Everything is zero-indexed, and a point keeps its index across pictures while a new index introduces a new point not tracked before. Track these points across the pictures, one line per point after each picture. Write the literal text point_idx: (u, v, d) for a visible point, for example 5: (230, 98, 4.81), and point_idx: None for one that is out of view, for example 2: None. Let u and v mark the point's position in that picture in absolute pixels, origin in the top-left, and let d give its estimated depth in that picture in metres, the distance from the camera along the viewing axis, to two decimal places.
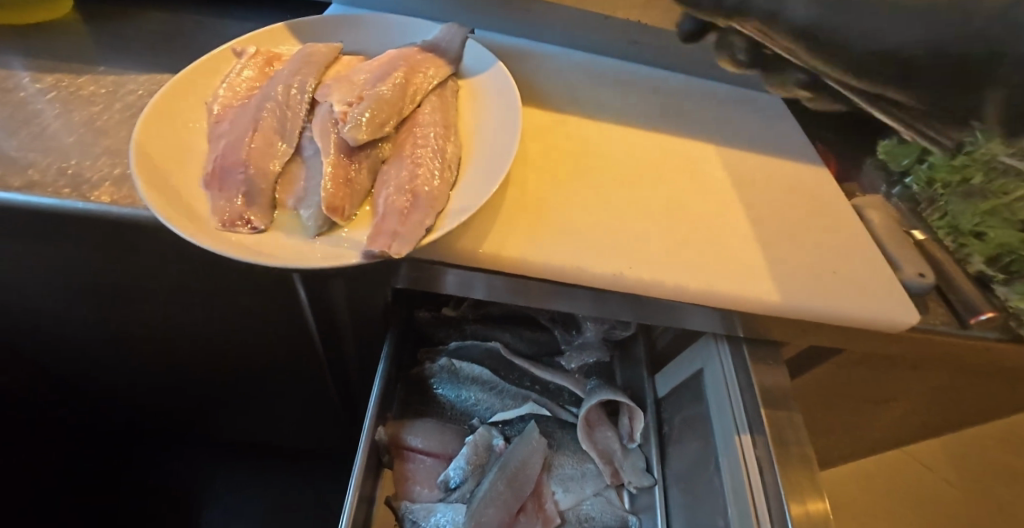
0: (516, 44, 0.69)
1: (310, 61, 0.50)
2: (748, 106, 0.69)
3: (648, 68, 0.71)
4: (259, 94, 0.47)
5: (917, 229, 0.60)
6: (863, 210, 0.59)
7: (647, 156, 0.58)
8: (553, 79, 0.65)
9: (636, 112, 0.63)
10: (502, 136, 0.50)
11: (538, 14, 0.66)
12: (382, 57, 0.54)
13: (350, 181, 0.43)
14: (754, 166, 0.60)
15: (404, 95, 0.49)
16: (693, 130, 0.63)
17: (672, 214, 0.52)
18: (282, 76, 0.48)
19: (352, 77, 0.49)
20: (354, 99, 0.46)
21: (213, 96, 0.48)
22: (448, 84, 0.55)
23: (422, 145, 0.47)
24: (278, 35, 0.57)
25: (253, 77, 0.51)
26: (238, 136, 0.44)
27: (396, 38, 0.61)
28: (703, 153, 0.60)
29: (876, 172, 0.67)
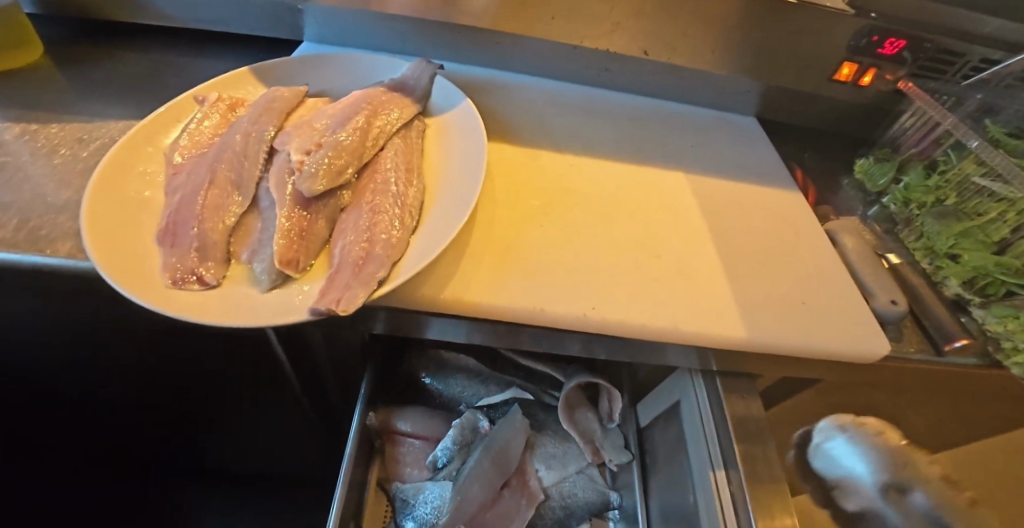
0: (489, 75, 0.69)
1: (271, 110, 0.51)
2: (718, 129, 0.69)
3: (622, 95, 0.71)
4: (218, 143, 0.48)
5: (892, 252, 0.60)
6: (837, 235, 0.59)
7: (617, 187, 0.57)
8: (523, 110, 0.64)
9: (607, 141, 0.63)
10: (467, 176, 0.50)
11: (508, 45, 0.67)
12: (347, 98, 0.54)
13: (308, 234, 0.43)
14: (726, 195, 0.60)
15: (366, 140, 0.49)
16: (665, 158, 0.62)
17: (642, 250, 0.52)
18: (241, 125, 0.49)
19: (314, 123, 0.50)
20: (313, 146, 0.46)
21: (172, 145, 0.49)
22: (413, 124, 0.55)
23: (381, 190, 0.47)
24: (246, 80, 0.58)
25: (215, 126, 0.52)
26: (193, 188, 0.44)
27: (362, 79, 0.61)
28: (677, 184, 0.59)
29: (853, 193, 0.68)
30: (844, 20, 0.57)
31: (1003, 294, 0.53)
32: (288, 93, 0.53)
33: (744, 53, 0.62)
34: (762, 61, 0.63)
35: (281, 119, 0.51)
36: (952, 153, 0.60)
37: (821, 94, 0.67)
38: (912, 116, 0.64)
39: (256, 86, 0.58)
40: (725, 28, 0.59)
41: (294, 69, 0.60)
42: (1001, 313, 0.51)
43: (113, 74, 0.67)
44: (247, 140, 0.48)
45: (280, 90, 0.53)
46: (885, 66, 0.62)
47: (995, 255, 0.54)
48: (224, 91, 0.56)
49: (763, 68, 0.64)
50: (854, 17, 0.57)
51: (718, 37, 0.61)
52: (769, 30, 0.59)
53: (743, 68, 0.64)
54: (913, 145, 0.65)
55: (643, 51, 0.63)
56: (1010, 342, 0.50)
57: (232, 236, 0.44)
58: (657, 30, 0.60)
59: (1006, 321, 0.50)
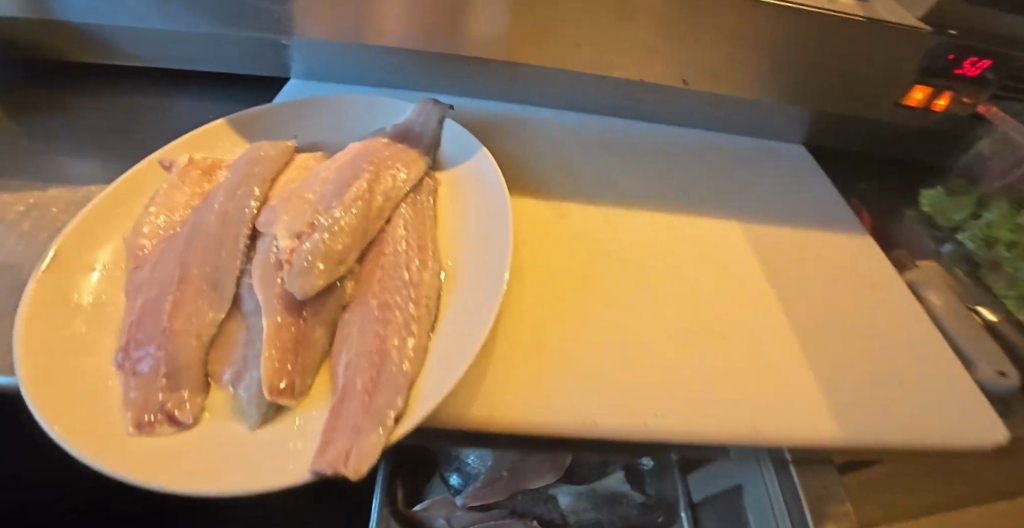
0: (504, 109, 0.61)
1: (251, 179, 0.43)
2: (766, 161, 0.61)
3: (656, 126, 0.62)
4: (189, 227, 0.40)
5: (984, 305, 0.52)
6: (920, 287, 0.51)
7: (661, 248, 0.49)
8: (544, 150, 0.56)
9: (645, 186, 0.55)
10: (487, 255, 0.43)
11: (526, 78, 0.59)
12: (342, 156, 0.46)
13: (303, 347, 0.35)
14: (787, 245, 0.52)
15: (368, 215, 0.41)
16: (713, 204, 0.54)
17: (699, 327, 0.44)
18: (215, 199, 0.41)
19: (305, 193, 0.42)
20: (304, 229, 0.38)
21: (133, 231, 0.41)
22: (423, 185, 0.47)
23: (389, 281, 0.39)
24: (221, 136, 0.49)
25: (185, 201, 0.43)
26: (158, 290, 0.36)
27: (358, 125, 0.53)
28: (728, 235, 0.52)
29: (918, 227, 0.60)
30: (917, 36, 0.50)
31: None
32: (273, 155, 0.45)
33: (796, 77, 0.55)
34: (816, 86, 0.56)
35: (266, 189, 0.43)
36: None
37: (879, 119, 0.59)
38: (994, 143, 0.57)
39: (235, 142, 0.50)
40: (776, 50, 0.53)
41: (279, 119, 0.52)
42: None
43: (72, 126, 0.59)
44: (222, 221, 0.40)
45: (263, 152, 0.45)
46: (961, 88, 0.54)
47: None
48: (198, 152, 0.48)
49: (817, 94, 0.57)
50: (932, 35, 0.50)
51: (768, 61, 0.54)
52: (826, 51, 0.52)
53: (795, 92, 0.57)
54: (996, 179, 0.58)
55: (684, 78, 0.56)
56: None
57: (210, 351, 0.36)
58: (697, 57, 0.54)
59: None
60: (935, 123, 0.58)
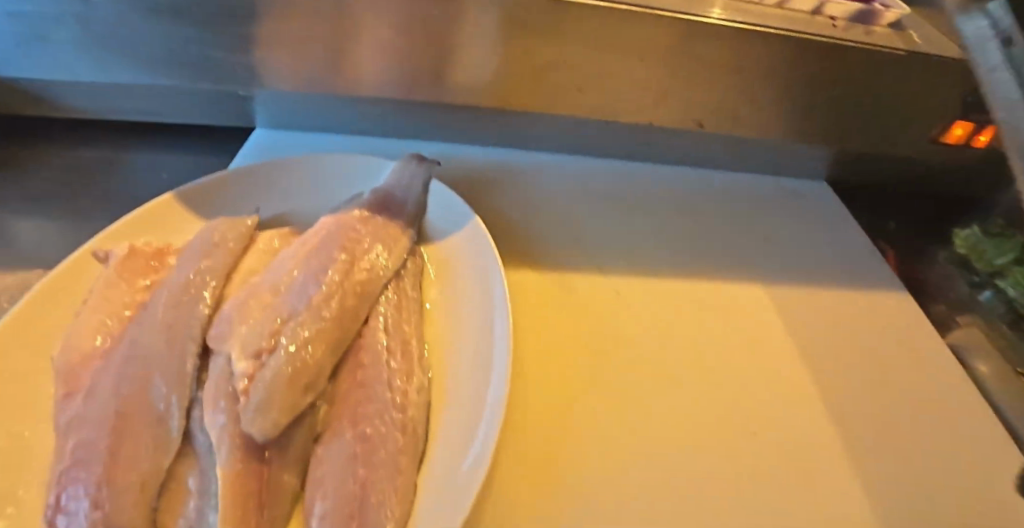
0: (498, 158, 0.56)
1: (204, 280, 0.39)
2: (785, 205, 0.55)
3: (664, 168, 0.57)
4: (125, 345, 0.36)
5: None
6: (967, 354, 0.47)
7: (678, 324, 0.44)
8: (536, 208, 0.51)
9: (656, 245, 0.50)
10: (483, 353, 0.37)
11: (520, 125, 0.54)
12: (312, 240, 0.42)
13: (270, 497, 0.30)
14: (815, 309, 0.47)
15: (342, 316, 0.36)
16: (732, 262, 0.49)
17: (728, 420, 0.39)
18: (158, 307, 0.37)
19: (266, 295, 0.37)
20: (265, 346, 0.34)
21: (64, 343, 0.37)
22: (408, 269, 0.42)
23: (369, 402, 0.34)
24: (169, 216, 0.45)
25: (124, 301, 0.40)
26: (92, 427, 0.32)
27: (329, 191, 0.48)
28: (753, 302, 0.47)
29: (955, 270, 0.52)
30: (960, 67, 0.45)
31: None
32: (229, 245, 0.42)
33: (821, 115, 0.50)
34: (843, 122, 0.50)
35: (219, 290, 0.39)
36: None
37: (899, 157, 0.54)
38: None
39: (185, 219, 0.45)
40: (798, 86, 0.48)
41: (236, 190, 0.47)
42: None
43: (9, 196, 0.52)
44: (169, 337, 0.35)
45: (217, 246, 0.41)
46: None
47: None
48: (144, 236, 0.44)
49: (844, 132, 0.51)
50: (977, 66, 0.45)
51: (789, 98, 0.49)
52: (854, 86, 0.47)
53: (819, 131, 0.51)
54: None
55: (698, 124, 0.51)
56: None
57: (157, 503, 0.31)
58: (712, 97, 0.48)
59: None
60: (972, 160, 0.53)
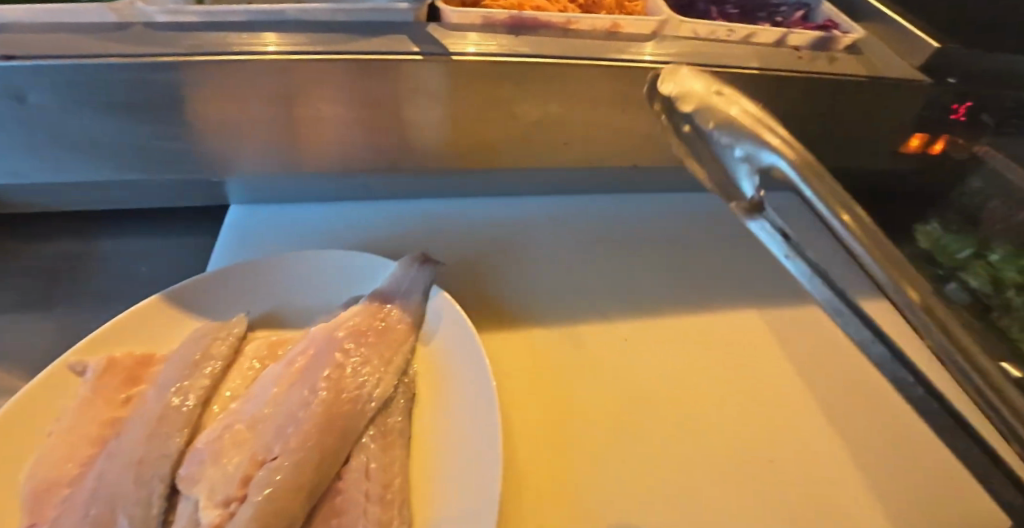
0: (487, 210, 0.59)
1: (183, 407, 0.41)
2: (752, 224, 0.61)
3: (636, 199, 0.62)
4: (92, 482, 0.37)
5: None
6: None
7: (676, 382, 0.47)
8: (527, 270, 0.54)
9: (644, 278, 0.55)
10: (466, 482, 0.38)
11: (504, 176, 0.57)
12: (299, 359, 0.44)
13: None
14: (795, 322, 0.53)
15: (322, 456, 0.38)
16: (716, 288, 0.55)
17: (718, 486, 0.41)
18: (134, 440, 0.39)
19: (243, 429, 0.40)
20: (234, 494, 0.37)
21: (33, 472, 0.37)
22: (401, 388, 0.44)
23: None
24: (162, 314, 0.46)
25: (104, 419, 0.41)
26: None
27: (312, 296, 0.49)
28: (748, 327, 0.52)
29: None
30: (918, 88, 0.50)
31: None
32: (212, 362, 0.43)
33: None
34: None
35: (195, 418, 0.41)
36: None
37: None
38: None
39: (175, 319, 0.46)
40: None
41: (215, 297, 0.48)
42: None
43: None
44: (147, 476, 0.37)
45: (202, 365, 0.43)
46: None
47: None
48: (131, 343, 0.44)
49: None
50: (930, 86, 0.50)
51: None
52: None
53: None
54: None
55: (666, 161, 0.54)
56: None
57: None
58: None
59: None
60: None
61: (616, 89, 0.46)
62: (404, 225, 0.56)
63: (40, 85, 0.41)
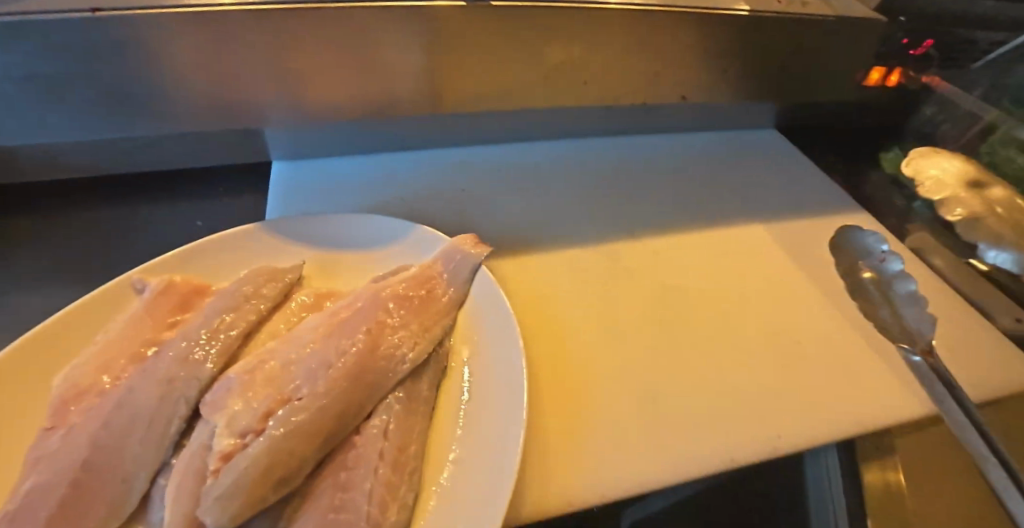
0: (511, 156, 0.65)
1: (221, 337, 0.38)
2: (747, 157, 0.69)
3: (645, 140, 0.69)
4: (121, 393, 0.36)
5: (974, 257, 0.58)
6: (924, 253, 0.59)
7: (709, 321, 0.50)
8: (544, 203, 0.60)
9: (661, 204, 0.61)
10: (487, 461, 0.34)
11: (528, 119, 0.63)
12: (343, 310, 0.41)
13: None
14: (797, 232, 0.60)
15: (347, 408, 0.35)
16: (723, 209, 0.62)
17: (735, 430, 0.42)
18: (165, 362, 0.37)
19: (275, 368, 0.36)
20: (255, 427, 0.33)
21: (66, 375, 0.37)
22: (434, 357, 0.40)
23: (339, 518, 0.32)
24: (206, 258, 0.46)
25: (146, 340, 0.39)
26: (55, 473, 0.32)
27: (362, 257, 0.48)
28: (754, 236, 0.59)
29: (889, 187, 0.67)
30: (872, 25, 0.57)
31: None
32: (261, 302, 0.41)
33: (774, 74, 0.61)
34: (791, 78, 0.62)
35: (233, 348, 0.38)
36: (998, 146, 0.60)
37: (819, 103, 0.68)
38: (936, 108, 0.67)
39: (223, 265, 0.46)
40: (757, 55, 0.58)
41: (256, 247, 0.47)
42: None
43: (45, 246, 0.51)
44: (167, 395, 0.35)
45: (248, 302, 0.41)
46: (909, 65, 0.63)
47: None
48: (185, 271, 0.45)
49: (792, 85, 0.63)
50: (884, 23, 0.57)
51: (750, 65, 0.59)
52: (800, 50, 0.59)
53: (773, 87, 0.63)
54: (952, 141, 0.65)
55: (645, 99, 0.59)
56: None
57: None
58: (692, 73, 0.58)
59: None
60: (886, 98, 0.67)
61: (604, 30, 0.52)
62: (437, 172, 0.62)
63: (37, 43, 0.42)
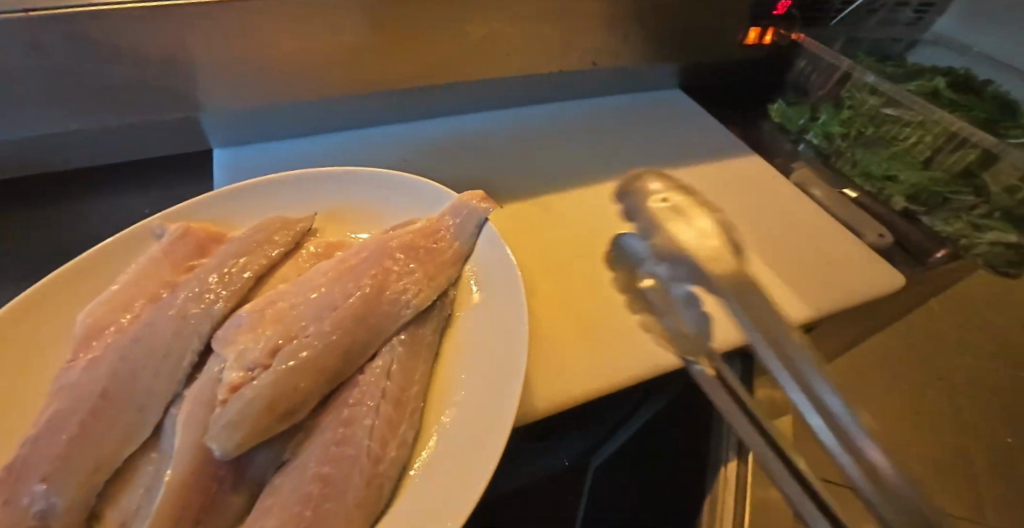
0: (444, 128, 0.70)
1: (235, 277, 0.43)
2: (657, 114, 0.77)
3: (565, 106, 0.76)
4: (142, 326, 0.40)
5: (846, 187, 0.70)
6: (803, 185, 0.70)
7: (646, 253, 0.58)
8: (484, 166, 0.66)
9: (586, 160, 0.68)
10: (480, 391, 0.38)
11: (458, 93, 0.68)
12: (352, 257, 0.45)
13: (209, 514, 0.34)
14: (704, 175, 0.69)
15: (352, 344, 0.39)
16: (641, 161, 0.70)
17: (668, 338, 0.50)
18: (177, 302, 0.41)
19: (283, 310, 0.40)
20: (263, 361, 0.37)
21: (88, 315, 0.41)
22: (441, 302, 0.44)
23: (342, 447, 0.36)
24: (213, 210, 0.50)
25: (164, 281, 0.44)
26: (80, 401, 0.37)
27: (370, 212, 0.52)
28: (666, 182, 0.67)
29: (777, 133, 0.78)
30: None
31: (940, 201, 0.64)
32: (275, 247, 0.46)
33: (668, 39, 0.69)
34: (682, 42, 0.71)
35: (246, 289, 0.43)
36: (855, 91, 0.72)
37: (707, 64, 0.77)
38: (806, 62, 0.77)
39: (230, 216, 0.50)
40: (650, 23, 0.66)
41: (256, 205, 0.51)
42: (947, 217, 0.63)
43: None
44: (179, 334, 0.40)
45: (261, 246, 0.45)
46: (779, 24, 0.74)
47: (923, 171, 0.66)
48: (204, 219, 0.49)
49: (684, 48, 0.72)
50: None
51: (647, 33, 0.67)
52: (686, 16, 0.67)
53: (669, 51, 0.71)
54: (820, 88, 0.76)
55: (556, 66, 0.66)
56: (960, 239, 0.63)
57: (106, 492, 0.36)
58: (597, 41, 0.65)
59: (953, 223, 0.63)
60: (766, 55, 0.78)
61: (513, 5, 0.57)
62: (379, 148, 0.66)
63: None
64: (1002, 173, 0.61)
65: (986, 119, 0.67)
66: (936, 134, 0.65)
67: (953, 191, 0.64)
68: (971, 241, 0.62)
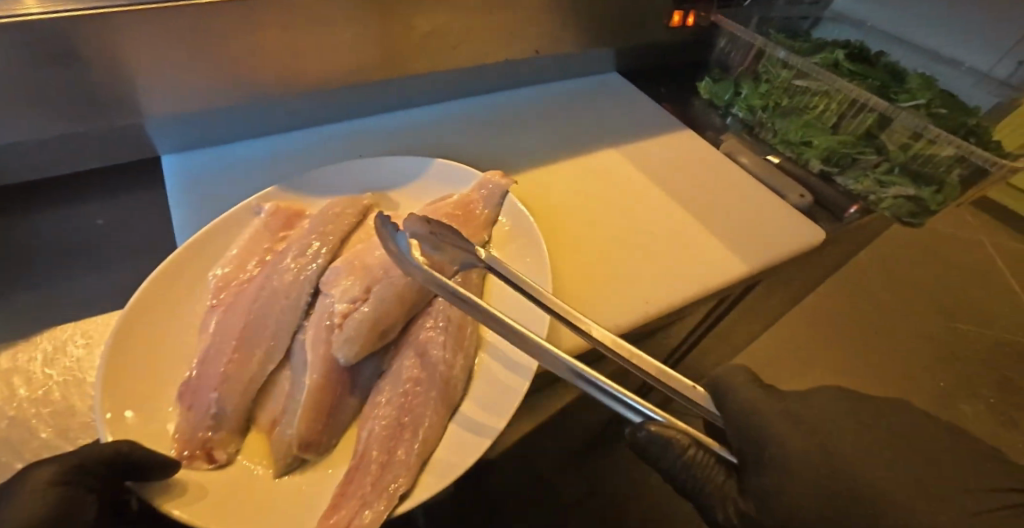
0: (397, 120, 0.73)
1: (324, 243, 0.52)
2: (598, 95, 0.82)
3: (510, 93, 0.80)
4: (262, 281, 0.49)
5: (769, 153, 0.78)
6: (735, 155, 0.76)
7: (603, 223, 0.64)
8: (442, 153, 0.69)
9: (536, 142, 0.73)
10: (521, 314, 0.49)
11: (407, 85, 0.71)
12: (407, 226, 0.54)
13: (333, 416, 0.43)
14: (647, 150, 0.75)
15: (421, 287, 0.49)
16: (588, 140, 0.75)
17: (627, 296, 0.56)
18: (288, 260, 0.50)
19: (359, 266, 0.50)
20: (360, 298, 0.48)
21: (217, 271, 0.50)
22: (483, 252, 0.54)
23: (423, 361, 0.46)
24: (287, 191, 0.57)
25: (264, 248, 0.52)
26: (226, 336, 0.46)
27: (416, 186, 0.60)
28: (611, 159, 0.73)
29: (706, 108, 0.85)
30: None
31: (850, 161, 0.72)
32: (348, 217, 0.55)
33: (599, 26, 0.74)
34: (612, 29, 0.76)
35: (333, 253, 0.52)
36: (770, 66, 0.79)
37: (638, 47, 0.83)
38: (726, 41, 0.84)
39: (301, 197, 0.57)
40: (580, 14, 0.70)
41: (318, 187, 0.58)
42: (856, 177, 0.72)
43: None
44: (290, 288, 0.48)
45: (339, 217, 0.54)
46: (700, 6, 0.81)
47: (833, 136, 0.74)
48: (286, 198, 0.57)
49: (614, 34, 0.77)
50: None
51: (578, 21, 0.72)
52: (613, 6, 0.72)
53: (601, 37, 0.76)
54: (740, 64, 0.84)
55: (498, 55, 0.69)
56: (872, 196, 0.70)
57: (257, 402, 0.45)
58: (534, 31, 0.69)
59: (861, 181, 0.71)
60: (690, 36, 0.84)
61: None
62: (335, 144, 0.68)
63: None
64: (895, 132, 0.70)
65: (879, 85, 0.77)
66: (840, 101, 0.74)
67: (859, 150, 0.72)
68: (880, 198, 0.70)
